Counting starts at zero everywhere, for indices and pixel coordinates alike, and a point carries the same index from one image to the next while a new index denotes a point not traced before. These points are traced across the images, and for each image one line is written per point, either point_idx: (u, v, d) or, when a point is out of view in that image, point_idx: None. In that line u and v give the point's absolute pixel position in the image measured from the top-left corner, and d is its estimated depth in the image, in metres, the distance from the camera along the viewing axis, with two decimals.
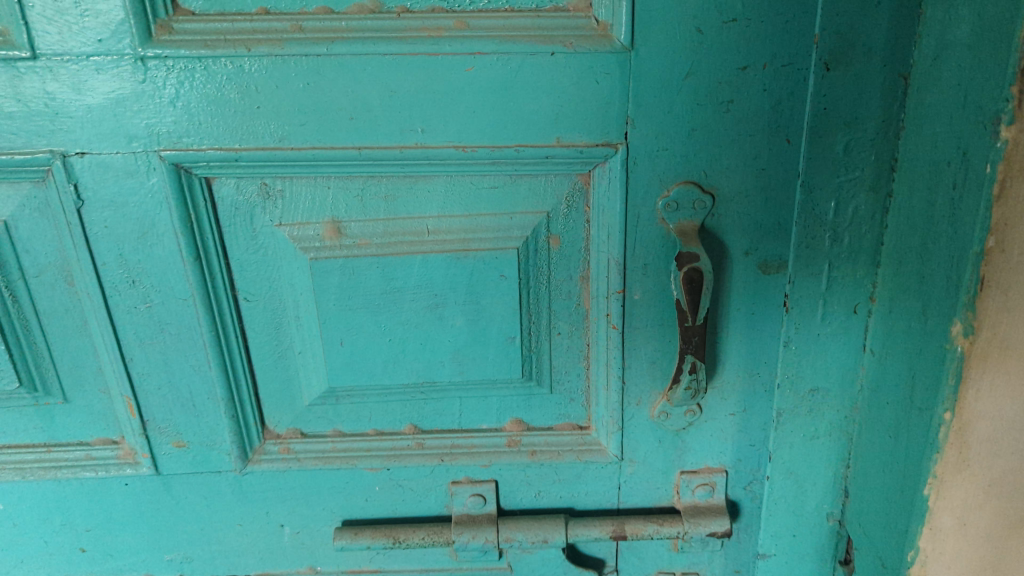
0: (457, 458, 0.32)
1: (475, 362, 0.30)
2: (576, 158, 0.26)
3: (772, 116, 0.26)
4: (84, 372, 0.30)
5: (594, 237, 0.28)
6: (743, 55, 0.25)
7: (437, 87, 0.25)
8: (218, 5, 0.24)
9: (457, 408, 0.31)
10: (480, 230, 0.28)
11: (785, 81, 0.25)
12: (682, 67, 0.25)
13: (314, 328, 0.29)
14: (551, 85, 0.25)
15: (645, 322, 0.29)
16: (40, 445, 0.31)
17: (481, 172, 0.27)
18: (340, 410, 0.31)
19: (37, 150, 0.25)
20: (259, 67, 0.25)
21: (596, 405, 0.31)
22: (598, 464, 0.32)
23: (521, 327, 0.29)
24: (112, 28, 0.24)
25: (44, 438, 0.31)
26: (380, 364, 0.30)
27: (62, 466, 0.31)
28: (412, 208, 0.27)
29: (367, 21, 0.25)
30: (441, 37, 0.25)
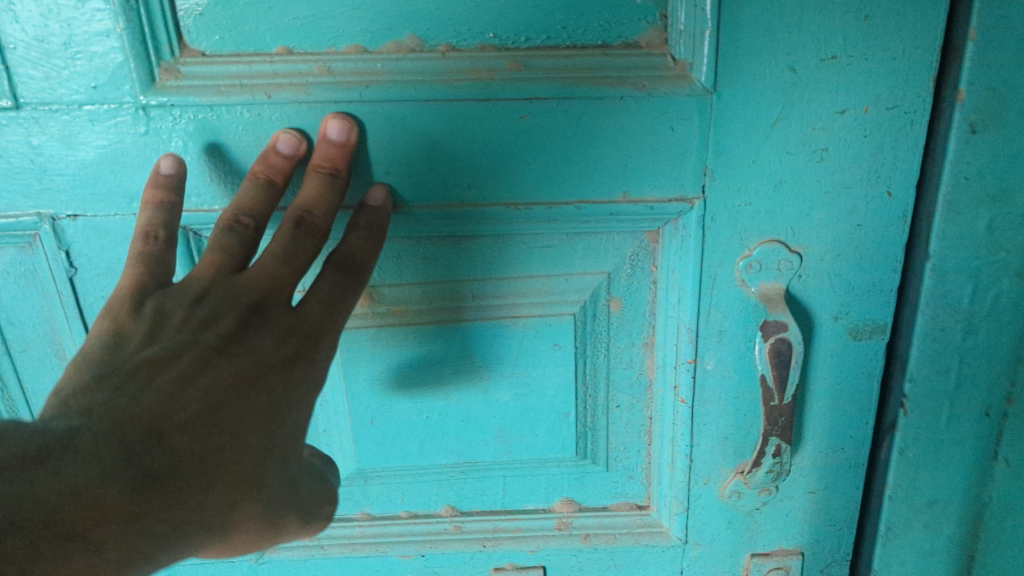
0: (500, 543, 0.28)
1: (523, 439, 0.27)
2: (644, 214, 0.23)
3: (872, 165, 0.22)
4: None
5: (662, 300, 0.24)
6: (842, 97, 0.21)
7: (487, 136, 0.22)
8: (232, 44, 0.21)
9: (500, 488, 0.28)
10: (532, 294, 0.24)
11: (890, 126, 0.22)
12: (771, 112, 0.22)
13: (341, 404, 0.26)
14: (618, 133, 0.22)
15: (719, 394, 0.25)
16: None
17: (533, 229, 0.23)
18: (368, 491, 0.27)
19: (22, 212, 0.22)
20: (281, 116, 0.21)
21: (657, 483, 0.28)
22: (659, 548, 0.28)
23: (575, 401, 0.26)
24: (110, 74, 0.21)
25: None
26: (416, 442, 0.26)
27: None
28: (453, 270, 0.24)
29: (405, 61, 0.21)
30: (493, 81, 0.21)
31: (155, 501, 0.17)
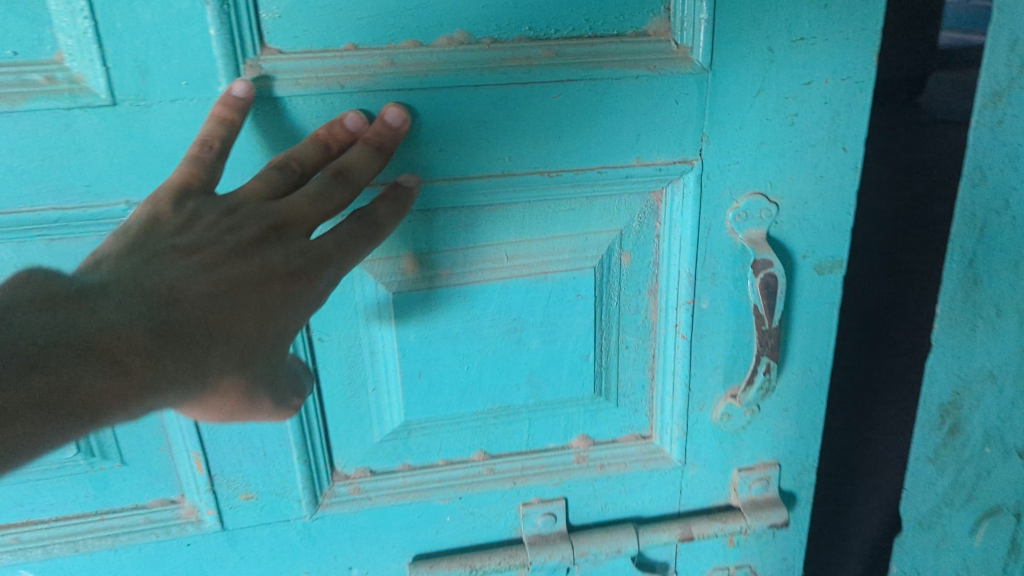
0: (528, 480, 0.32)
1: (549, 383, 0.30)
2: (653, 175, 0.27)
3: (832, 127, 0.27)
4: (144, 432, 0.28)
5: (664, 250, 0.29)
6: (808, 72, 0.26)
7: (525, 114, 0.26)
8: (306, 42, 0.24)
9: (526, 430, 0.31)
10: (558, 253, 0.28)
11: (846, 92, 0.27)
12: (752, 87, 0.26)
13: (393, 362, 0.29)
14: (633, 107, 0.26)
15: (713, 328, 0.30)
16: (93, 513, 0.29)
17: (559, 195, 0.27)
18: (410, 443, 0.31)
19: (111, 201, 0.24)
20: (349, 104, 0.24)
21: (659, 413, 0.32)
22: (663, 470, 0.33)
23: (594, 345, 0.30)
24: (200, 72, 0.23)
25: (97, 506, 0.29)
26: (457, 393, 0.30)
27: (119, 532, 0.29)
28: (490, 235, 0.27)
29: (456, 53, 0.25)
30: (532, 66, 0.25)
31: (170, 352, 0.19)
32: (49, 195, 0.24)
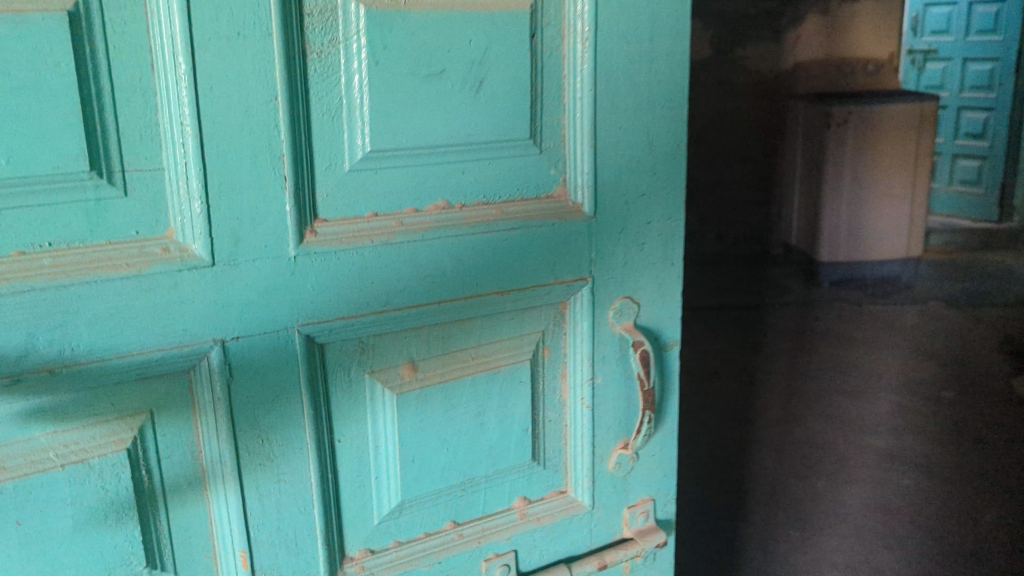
0: (488, 538, 0.45)
1: (501, 455, 0.45)
2: (565, 290, 0.45)
3: (660, 246, 0.47)
4: (196, 542, 0.40)
5: (572, 348, 0.46)
6: (647, 214, 0.46)
7: (489, 254, 0.42)
8: (344, 213, 0.40)
9: (482, 499, 0.46)
10: (504, 352, 0.44)
11: (665, 224, 0.46)
12: (619, 222, 0.45)
13: (393, 450, 0.43)
14: (552, 244, 0.44)
15: (606, 396, 0.47)
16: None
17: (503, 313, 0.43)
18: (400, 521, 0.44)
19: (202, 340, 0.38)
20: (375, 252, 0.40)
21: (573, 469, 0.48)
22: (578, 514, 0.48)
23: (530, 421, 0.46)
24: (277, 232, 0.38)
25: None
26: (438, 472, 0.44)
27: None
28: (460, 341, 0.43)
29: (440, 217, 0.41)
30: (491, 221, 0.42)
31: None
32: (156, 341, 0.37)
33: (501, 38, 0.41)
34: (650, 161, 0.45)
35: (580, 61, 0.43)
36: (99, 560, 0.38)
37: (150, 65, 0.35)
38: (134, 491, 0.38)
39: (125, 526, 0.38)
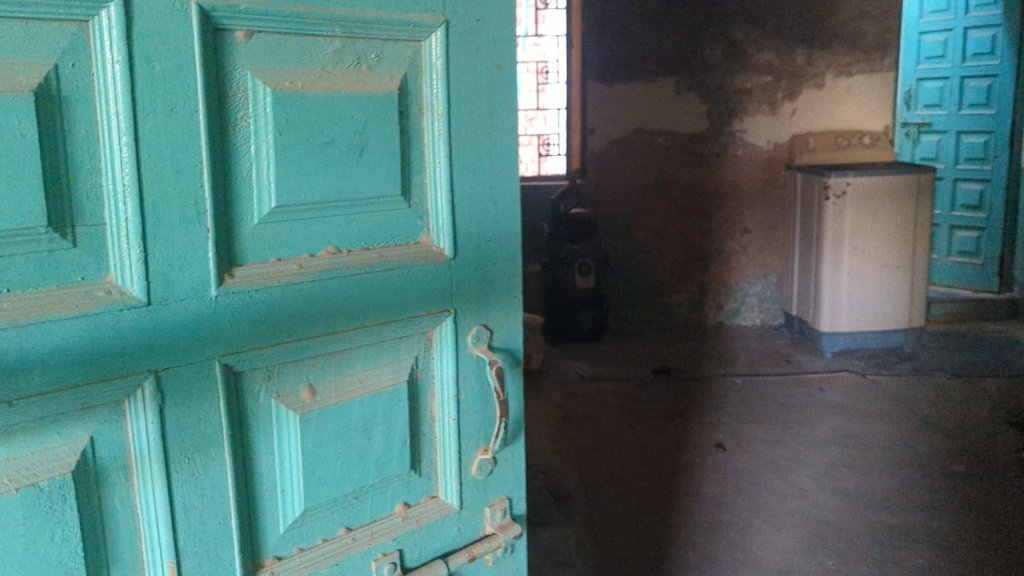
0: (376, 538, 0.92)
1: (386, 469, 0.92)
2: (433, 318, 0.92)
3: (485, 248, 0.95)
4: (126, 520, 0.75)
5: (440, 388, 0.95)
6: (479, 235, 0.94)
7: (379, 288, 0.87)
8: (256, 261, 0.80)
9: (368, 506, 0.92)
10: (385, 374, 0.90)
11: (484, 237, 0.95)
12: (469, 243, 0.94)
13: (297, 455, 0.85)
14: (428, 279, 0.91)
15: (465, 414, 0.98)
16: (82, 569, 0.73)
17: (373, 348, 0.89)
18: (307, 523, 0.88)
19: (139, 371, 0.72)
20: (275, 291, 0.80)
21: (440, 474, 0.98)
22: (439, 508, 0.98)
23: (410, 436, 0.94)
24: (201, 272, 0.75)
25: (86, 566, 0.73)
26: (336, 481, 0.88)
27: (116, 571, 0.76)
28: (346, 354, 0.87)
29: (331, 260, 0.84)
30: (372, 264, 0.86)
31: None
32: (106, 366, 0.70)
33: (375, 112, 0.84)
34: (479, 203, 0.94)
35: (436, 133, 0.90)
36: (58, 540, 0.71)
37: (96, 139, 0.70)
38: (74, 494, 0.71)
39: (66, 518, 0.71)
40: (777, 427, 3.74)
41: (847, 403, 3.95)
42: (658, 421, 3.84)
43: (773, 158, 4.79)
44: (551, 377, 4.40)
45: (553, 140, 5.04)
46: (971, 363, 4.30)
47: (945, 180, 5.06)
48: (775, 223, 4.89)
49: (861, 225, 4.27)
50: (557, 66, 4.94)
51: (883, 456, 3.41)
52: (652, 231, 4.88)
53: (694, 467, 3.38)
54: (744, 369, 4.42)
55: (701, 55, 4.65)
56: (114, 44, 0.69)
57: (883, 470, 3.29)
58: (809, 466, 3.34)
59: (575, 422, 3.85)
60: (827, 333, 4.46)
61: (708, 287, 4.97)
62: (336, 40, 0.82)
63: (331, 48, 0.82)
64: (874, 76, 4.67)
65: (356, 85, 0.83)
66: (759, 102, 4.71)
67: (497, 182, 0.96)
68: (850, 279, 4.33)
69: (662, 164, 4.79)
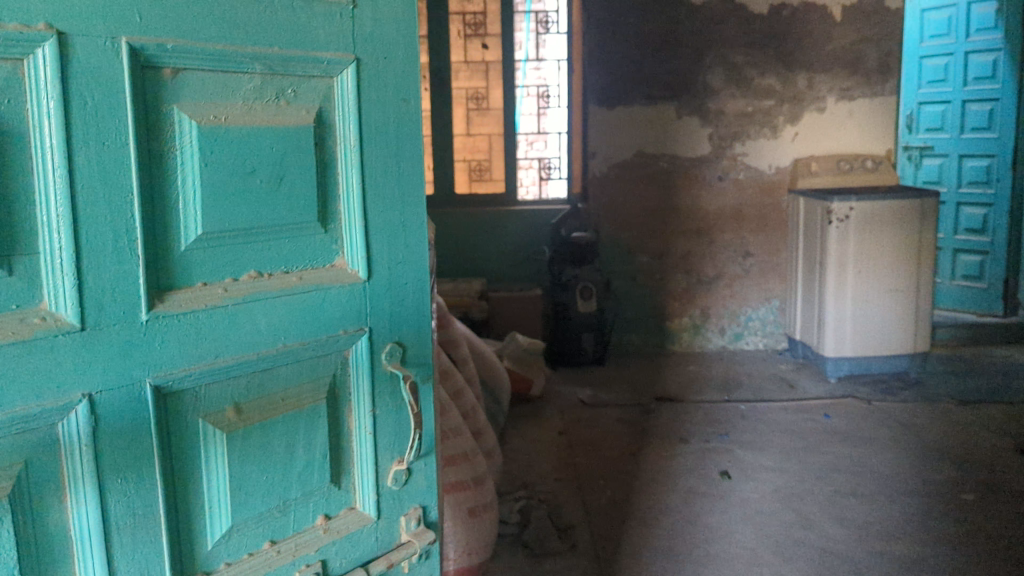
0: (300, 549, 1.00)
1: (306, 481, 1.00)
2: (347, 336, 0.99)
3: (396, 274, 1.03)
4: (61, 536, 0.80)
5: (357, 405, 1.03)
6: (390, 262, 1.02)
7: (297, 312, 0.94)
8: (182, 286, 0.85)
9: (290, 518, 0.99)
10: (303, 390, 0.97)
11: (394, 262, 1.03)
12: (380, 269, 1.01)
13: (227, 474, 0.92)
14: (340, 301, 0.98)
15: (381, 429, 1.06)
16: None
17: (293, 367, 0.95)
18: (236, 534, 0.94)
19: (72, 397, 0.77)
20: (203, 315, 0.86)
21: (357, 486, 1.06)
22: (357, 516, 1.07)
23: (329, 450, 1.02)
24: (132, 290, 0.80)
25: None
26: (260, 493, 0.95)
27: None
28: (269, 374, 0.93)
29: (255, 285, 0.90)
30: (291, 287, 0.93)
31: None
32: (41, 386, 0.75)
33: (293, 145, 0.91)
34: (390, 229, 1.01)
35: (347, 151, 0.96)
36: None
37: (31, 172, 0.74)
38: (12, 512, 0.76)
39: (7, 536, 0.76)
40: (782, 454, 3.69)
41: (854, 430, 3.89)
42: (661, 449, 3.78)
43: (775, 181, 4.75)
44: (553, 404, 4.33)
45: (554, 163, 4.96)
46: (979, 390, 4.22)
47: (948, 205, 4.99)
48: (778, 246, 4.84)
49: (865, 249, 4.22)
50: (558, 90, 4.89)
51: (892, 485, 3.36)
52: (654, 254, 4.82)
53: (701, 496, 3.32)
54: (748, 395, 4.36)
55: (703, 78, 4.61)
56: (49, 80, 0.73)
57: (893, 499, 3.25)
58: (818, 495, 3.29)
59: (578, 450, 3.79)
60: (831, 357, 4.40)
61: (710, 312, 4.91)
62: (256, 77, 0.88)
63: (251, 85, 0.88)
64: (875, 100, 4.74)
65: (273, 119, 0.89)
66: (760, 126, 4.68)
67: (407, 206, 1.03)
68: (855, 304, 4.28)
69: (664, 188, 4.74)
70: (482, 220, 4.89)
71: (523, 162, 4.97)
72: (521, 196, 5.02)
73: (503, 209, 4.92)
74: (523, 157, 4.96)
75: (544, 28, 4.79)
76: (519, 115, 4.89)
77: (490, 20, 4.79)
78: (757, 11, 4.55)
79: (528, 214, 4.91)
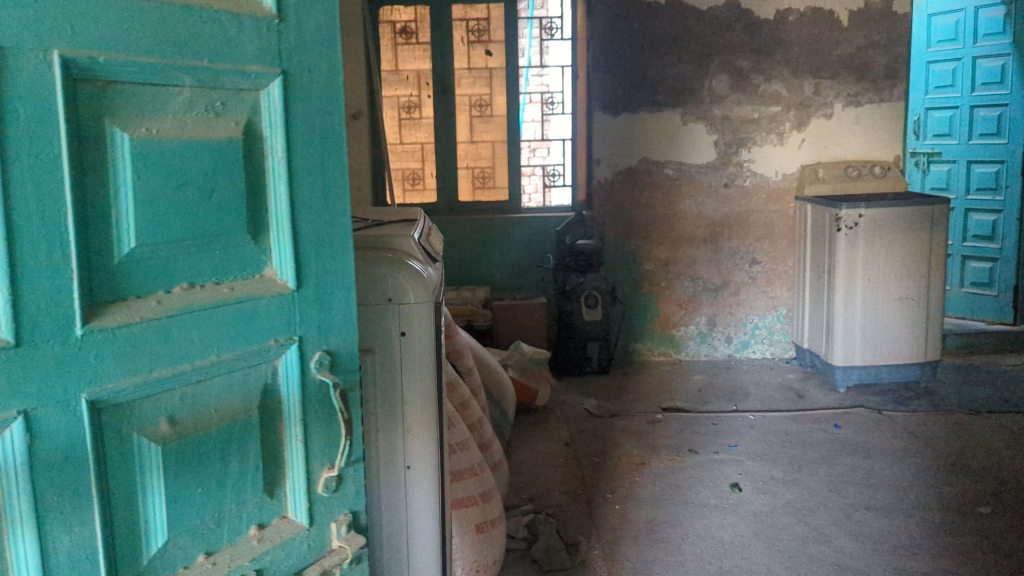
0: (235, 562, 0.94)
1: (241, 493, 0.94)
2: (280, 346, 0.95)
3: (325, 285, 1.00)
4: None
5: (290, 412, 0.98)
6: (318, 271, 0.99)
7: (229, 319, 0.89)
8: (115, 298, 0.79)
9: (224, 532, 0.94)
10: (238, 402, 0.92)
11: (324, 273, 0.99)
12: (310, 278, 0.98)
13: (161, 489, 0.85)
14: (272, 309, 0.94)
15: (314, 436, 1.02)
16: None
17: (225, 378, 0.90)
18: (168, 553, 0.88)
19: (7, 416, 0.70)
20: (139, 326, 0.80)
21: (291, 494, 1.01)
22: (292, 525, 1.02)
23: (261, 459, 0.96)
24: (65, 311, 0.74)
25: None
26: (194, 508, 0.89)
27: None
28: (204, 388, 0.88)
29: (186, 295, 0.85)
30: (222, 295, 0.88)
31: None
32: None
33: (225, 157, 0.87)
34: (319, 242, 0.98)
35: (276, 170, 0.92)
36: None
37: None
38: None
39: None
40: (793, 466, 3.59)
41: (866, 441, 3.80)
42: (669, 461, 3.68)
43: (782, 188, 4.66)
44: (558, 415, 4.23)
45: (557, 170, 4.88)
46: (992, 399, 4.14)
47: (956, 211, 4.92)
48: (786, 253, 4.74)
49: (875, 257, 4.13)
50: (562, 97, 4.80)
51: (908, 497, 3.27)
52: (659, 262, 4.72)
53: (712, 509, 3.23)
54: (756, 405, 4.26)
55: (709, 85, 4.52)
56: None
57: (909, 512, 3.16)
58: (832, 509, 3.20)
59: (584, 462, 3.69)
60: (841, 367, 4.29)
61: (717, 320, 4.81)
62: (186, 91, 0.83)
63: (181, 98, 0.83)
64: (883, 105, 4.63)
65: (207, 132, 0.85)
66: (767, 132, 4.59)
67: (335, 216, 1.00)
68: (865, 313, 4.18)
69: (669, 194, 4.64)
70: (486, 228, 4.82)
71: (526, 169, 4.88)
72: (524, 204, 4.94)
73: (506, 216, 4.83)
74: (526, 165, 4.87)
75: (547, 35, 4.71)
76: (522, 122, 4.80)
77: (493, 26, 4.70)
78: (763, 16, 4.47)
79: (531, 222, 4.82)
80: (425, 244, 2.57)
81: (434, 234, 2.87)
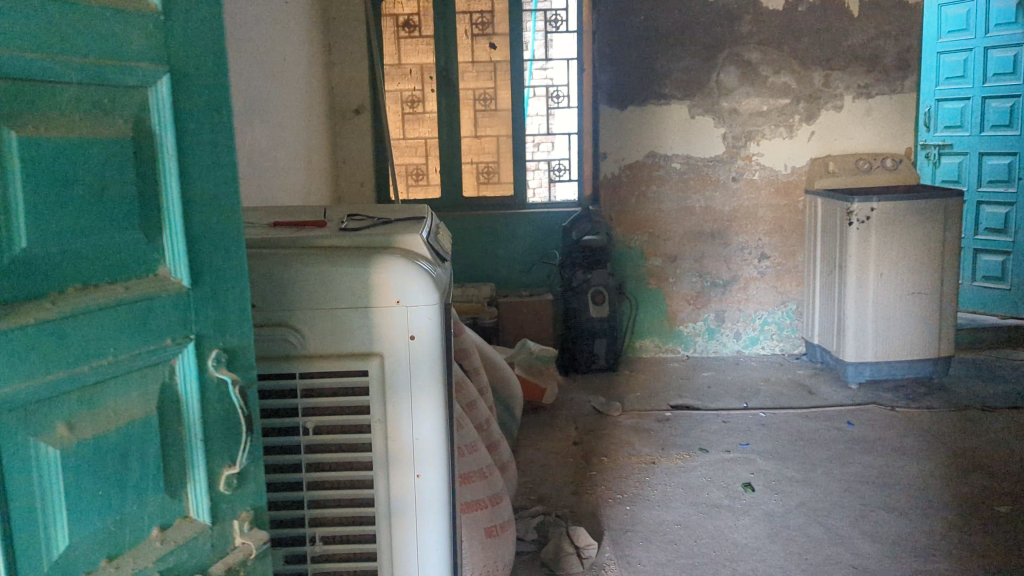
0: (139, 565, 0.90)
1: (143, 494, 0.90)
2: (176, 344, 0.93)
3: (221, 282, 0.98)
4: None
5: (189, 409, 0.96)
6: (213, 268, 0.96)
7: (122, 317, 0.85)
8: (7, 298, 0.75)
9: (128, 535, 0.89)
10: (134, 402, 0.88)
11: (219, 272, 0.97)
12: (205, 275, 0.95)
13: (60, 495, 0.80)
14: (167, 306, 0.91)
15: (215, 432, 0.99)
16: None
17: (122, 378, 0.86)
18: (69, 561, 0.82)
19: None
20: (34, 326, 0.76)
21: (193, 493, 0.97)
22: (195, 524, 0.98)
23: (162, 459, 0.92)
24: None
25: None
26: (96, 513, 0.84)
27: None
28: (100, 390, 0.84)
29: (81, 294, 0.81)
30: (117, 293, 0.85)
31: None
32: None
33: (116, 155, 0.84)
34: (213, 240, 0.96)
35: (168, 169, 0.90)
36: None
37: None
38: None
39: None
40: (806, 465, 3.50)
41: (880, 439, 3.71)
42: (679, 460, 3.59)
43: (792, 182, 4.55)
44: (565, 413, 4.13)
45: (562, 165, 4.78)
46: (1003, 396, 4.05)
47: (968, 205, 4.83)
48: (796, 248, 4.63)
49: (889, 251, 4.02)
50: (567, 90, 4.69)
51: (925, 497, 3.18)
52: (667, 257, 4.61)
53: (724, 510, 3.14)
54: (767, 402, 4.16)
55: (716, 77, 4.42)
56: None
57: (927, 513, 3.07)
58: (848, 510, 3.10)
59: (593, 462, 3.60)
60: (852, 363, 4.18)
61: (725, 316, 4.70)
62: (74, 88, 0.80)
63: (70, 96, 0.80)
64: (896, 97, 4.51)
65: (97, 131, 0.82)
66: (776, 125, 4.48)
67: (225, 214, 0.98)
68: (878, 308, 4.08)
69: (677, 189, 4.54)
70: (491, 224, 4.72)
71: (531, 164, 4.78)
72: (529, 200, 4.84)
73: (511, 211, 4.73)
74: (530, 160, 4.77)
75: (551, 27, 4.62)
76: (526, 116, 4.70)
77: (497, 18, 4.59)
78: (772, 7, 4.35)
79: (536, 217, 4.72)
80: (432, 242, 2.47)
81: (441, 231, 2.78)
